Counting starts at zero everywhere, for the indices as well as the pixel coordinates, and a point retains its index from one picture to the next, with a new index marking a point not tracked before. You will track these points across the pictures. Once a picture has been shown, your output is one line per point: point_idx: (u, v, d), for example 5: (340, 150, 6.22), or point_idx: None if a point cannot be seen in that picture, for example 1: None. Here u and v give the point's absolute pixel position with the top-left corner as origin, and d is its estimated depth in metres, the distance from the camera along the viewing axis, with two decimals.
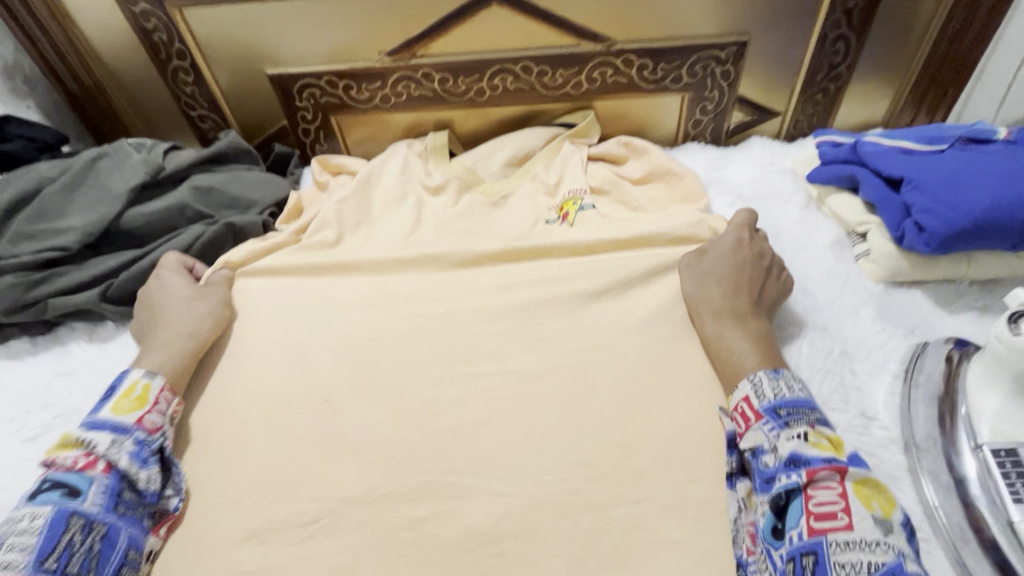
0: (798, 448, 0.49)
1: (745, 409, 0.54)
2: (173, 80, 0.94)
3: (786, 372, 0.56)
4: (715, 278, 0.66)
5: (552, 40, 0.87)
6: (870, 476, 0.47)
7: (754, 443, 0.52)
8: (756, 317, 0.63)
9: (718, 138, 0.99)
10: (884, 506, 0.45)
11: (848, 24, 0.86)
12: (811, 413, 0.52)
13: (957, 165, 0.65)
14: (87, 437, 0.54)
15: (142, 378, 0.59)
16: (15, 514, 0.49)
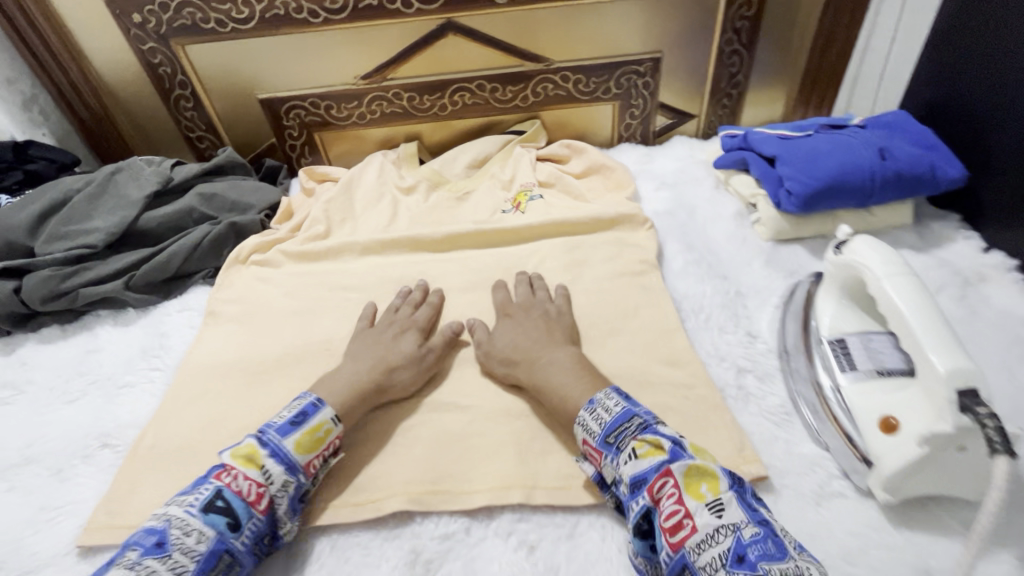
0: (633, 468, 0.50)
1: (591, 450, 0.55)
2: (175, 107, 1.08)
3: (604, 394, 0.57)
4: (515, 342, 0.67)
5: (501, 61, 1.05)
6: (692, 463, 0.49)
7: (610, 478, 0.52)
8: (562, 348, 0.65)
9: (647, 138, 1.17)
10: (709, 488, 0.47)
11: (738, 41, 1.05)
12: (632, 424, 0.53)
13: (817, 143, 0.83)
14: (267, 465, 0.54)
15: (328, 420, 0.59)
16: (182, 513, 0.50)
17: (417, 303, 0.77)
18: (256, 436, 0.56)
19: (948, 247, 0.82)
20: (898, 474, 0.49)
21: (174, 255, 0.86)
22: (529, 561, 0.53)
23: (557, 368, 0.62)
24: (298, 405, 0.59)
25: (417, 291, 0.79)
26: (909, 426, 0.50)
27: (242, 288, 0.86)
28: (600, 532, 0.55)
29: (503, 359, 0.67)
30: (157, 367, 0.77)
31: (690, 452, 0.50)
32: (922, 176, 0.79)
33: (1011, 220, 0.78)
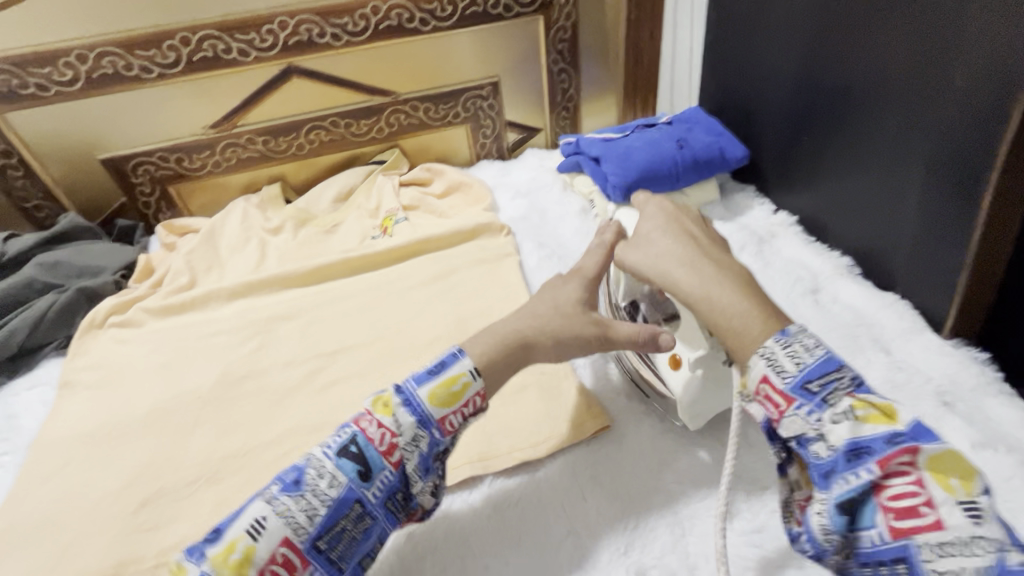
0: (853, 432, 0.42)
1: (769, 392, 0.46)
2: (2, 177, 1.01)
3: (795, 327, 0.47)
4: (664, 242, 0.58)
5: (350, 98, 1.10)
6: (945, 449, 0.39)
7: (797, 432, 0.44)
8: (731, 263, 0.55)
9: (504, 153, 1.27)
10: (966, 483, 0.38)
11: (564, 60, 1.19)
12: (845, 377, 0.44)
13: (631, 142, 0.98)
14: (399, 415, 0.50)
15: (466, 372, 0.53)
16: (319, 454, 0.50)
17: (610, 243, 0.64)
18: (394, 384, 0.53)
19: (747, 213, 0.99)
20: (689, 403, 0.60)
21: (16, 331, 0.82)
22: (409, 548, 0.57)
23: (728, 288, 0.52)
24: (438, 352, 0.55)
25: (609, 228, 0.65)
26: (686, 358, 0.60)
27: (99, 353, 0.82)
28: (471, 508, 0.61)
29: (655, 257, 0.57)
30: (8, 450, 0.72)
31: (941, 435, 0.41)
32: (715, 158, 0.96)
33: (784, 185, 0.97)
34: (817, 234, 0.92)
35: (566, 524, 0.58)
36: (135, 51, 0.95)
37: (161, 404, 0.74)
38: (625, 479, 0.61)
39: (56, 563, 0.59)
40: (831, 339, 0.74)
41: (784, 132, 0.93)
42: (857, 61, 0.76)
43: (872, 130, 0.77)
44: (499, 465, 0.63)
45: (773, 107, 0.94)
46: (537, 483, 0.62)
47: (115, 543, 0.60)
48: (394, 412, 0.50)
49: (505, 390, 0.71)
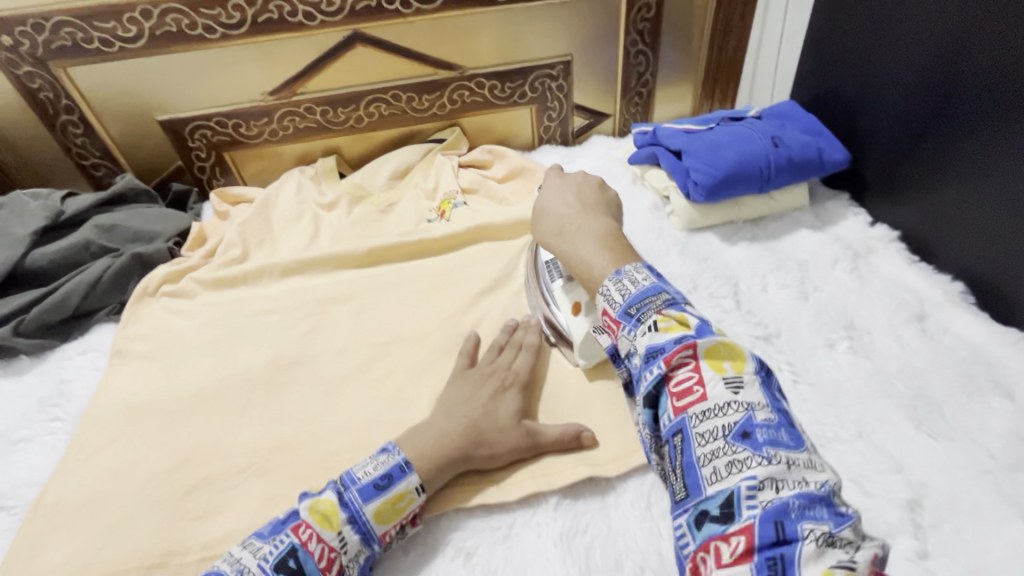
0: (652, 338, 0.43)
1: (609, 322, 0.48)
2: (63, 133, 1.00)
3: (631, 266, 0.50)
4: (550, 207, 0.65)
5: (414, 71, 1.04)
6: (717, 340, 0.42)
7: (624, 351, 0.46)
8: (597, 217, 0.62)
9: (567, 138, 1.20)
10: (733, 364, 0.41)
11: (643, 42, 1.09)
12: (659, 299, 0.46)
13: (716, 135, 0.90)
14: (343, 530, 0.49)
15: (412, 488, 0.53)
16: (255, 567, 0.46)
17: (522, 341, 0.69)
18: (336, 491, 0.51)
19: (841, 223, 0.90)
20: (582, 346, 0.66)
21: (71, 294, 0.80)
22: (466, 569, 0.53)
23: (585, 235, 0.59)
24: (385, 462, 0.54)
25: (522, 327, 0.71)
26: (586, 304, 0.66)
27: (152, 324, 0.80)
28: (535, 530, 0.55)
29: (542, 221, 0.65)
30: (58, 417, 0.71)
31: (722, 332, 0.43)
32: (811, 160, 0.87)
33: (888, 195, 0.87)
34: (923, 253, 0.83)
35: (639, 561, 0.52)
36: (199, 9, 0.90)
37: (208, 385, 0.71)
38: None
39: (104, 542, 0.57)
40: (943, 377, 0.66)
41: (898, 135, 0.83)
42: (998, 59, 0.67)
43: (1009, 141, 0.67)
44: (563, 487, 0.58)
45: (888, 106, 0.84)
46: (607, 510, 0.56)
47: (161, 530, 0.58)
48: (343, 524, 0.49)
49: (569, 402, 0.66)
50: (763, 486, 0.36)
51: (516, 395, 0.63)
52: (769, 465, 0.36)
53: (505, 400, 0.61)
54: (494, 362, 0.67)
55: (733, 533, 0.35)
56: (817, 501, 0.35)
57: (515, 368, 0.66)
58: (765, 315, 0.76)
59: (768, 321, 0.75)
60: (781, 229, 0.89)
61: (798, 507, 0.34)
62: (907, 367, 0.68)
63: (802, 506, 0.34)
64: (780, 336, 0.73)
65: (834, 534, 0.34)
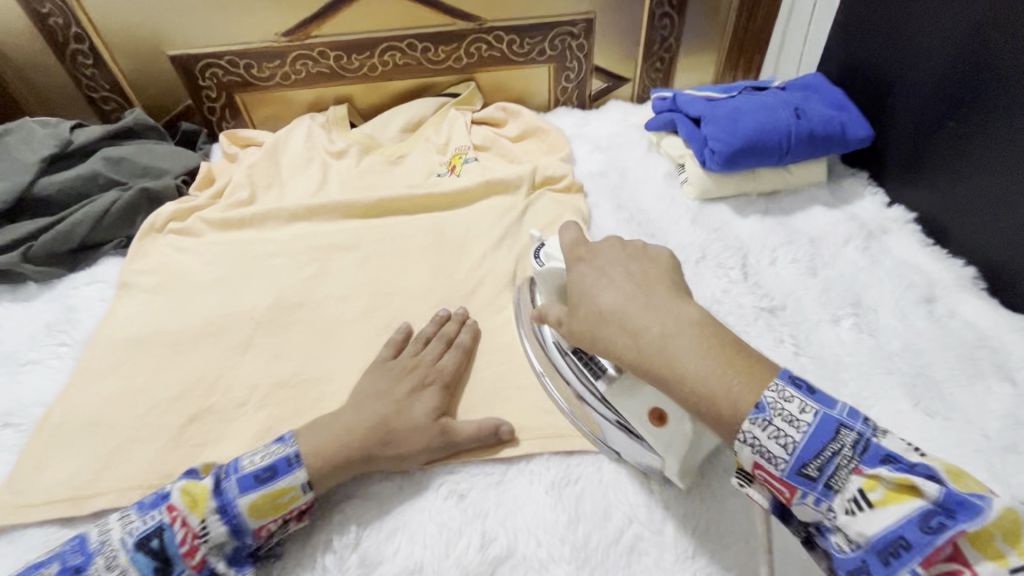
0: (869, 522, 0.37)
1: (767, 476, 0.41)
2: (71, 64, 0.98)
3: (776, 388, 0.41)
4: (602, 304, 0.49)
5: (432, 20, 1.01)
6: (979, 518, 0.34)
7: (814, 520, 0.41)
8: (676, 304, 0.47)
9: (584, 101, 1.17)
10: (1009, 546, 0.33)
11: (669, 4, 1.05)
12: (844, 445, 0.39)
13: (738, 104, 0.87)
14: (210, 519, 0.48)
15: (292, 484, 0.51)
16: (118, 541, 0.47)
17: (450, 336, 0.67)
18: (218, 476, 0.51)
19: (857, 202, 0.88)
20: (681, 462, 0.51)
21: (78, 225, 0.80)
22: (459, 509, 0.54)
23: (679, 340, 0.44)
24: (274, 454, 0.53)
25: (452, 321, 0.69)
26: (671, 413, 0.51)
27: (158, 259, 0.80)
28: (527, 477, 0.56)
29: (595, 321, 0.49)
30: (64, 342, 0.72)
31: (972, 492, 0.35)
32: (833, 135, 0.85)
33: (909, 177, 0.85)
34: (938, 237, 0.81)
35: (627, 510, 0.53)
36: None
37: (211, 321, 0.72)
38: (721, 546, 0.51)
39: (108, 462, 0.59)
40: (946, 359, 0.66)
41: (929, 112, 0.80)
42: None
43: None
44: (559, 439, 0.58)
45: (921, 82, 0.80)
46: (600, 463, 0.57)
47: (162, 454, 0.59)
48: (206, 511, 0.48)
49: None
50: None
51: (436, 392, 0.60)
52: None
53: (426, 395, 0.59)
54: (417, 355, 0.64)
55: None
56: None
57: (440, 366, 0.63)
58: (772, 289, 0.75)
59: (774, 294, 0.75)
60: (795, 204, 0.88)
61: None
62: (910, 346, 0.67)
63: None
64: (785, 309, 0.73)
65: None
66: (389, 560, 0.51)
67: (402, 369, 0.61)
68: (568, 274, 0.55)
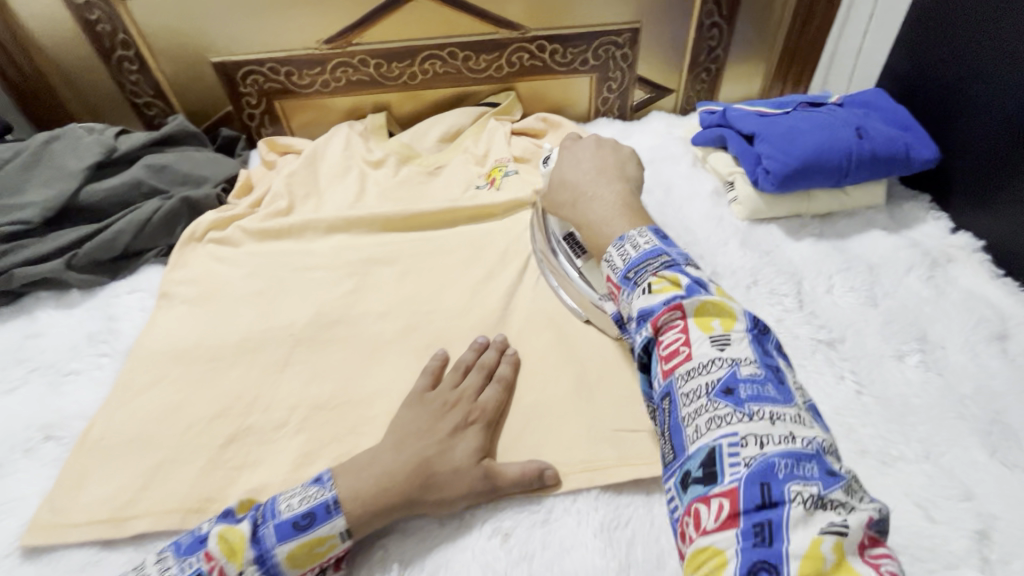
0: (645, 301, 0.48)
1: (612, 287, 0.54)
2: (117, 69, 0.99)
3: (632, 233, 0.55)
4: (566, 176, 0.69)
5: (474, 28, 0.99)
6: (705, 300, 0.46)
7: (625, 313, 0.52)
8: (612, 185, 0.65)
9: (625, 112, 1.14)
10: (721, 323, 0.45)
11: (720, 13, 1.01)
12: (658, 261, 0.51)
13: (794, 121, 0.83)
14: (248, 569, 0.47)
15: (333, 533, 0.49)
16: None
17: (491, 367, 0.64)
18: (255, 522, 0.49)
19: (919, 227, 0.83)
20: None
21: (121, 233, 0.80)
22: (504, 550, 0.52)
23: (596, 202, 0.64)
24: (313, 498, 0.50)
25: (491, 349, 0.66)
26: None
27: (198, 269, 0.80)
28: (574, 518, 0.54)
29: (557, 192, 0.69)
30: (106, 353, 0.72)
31: (713, 291, 0.48)
32: (896, 156, 0.80)
33: (980, 203, 0.80)
34: (1010, 268, 0.76)
35: (681, 560, 0.50)
36: None
37: (249, 336, 0.71)
38: None
39: (147, 482, 0.58)
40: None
41: (1003, 135, 0.75)
42: None
43: None
44: (607, 478, 0.56)
45: (994, 103, 0.75)
46: (651, 506, 0.55)
47: (200, 476, 0.59)
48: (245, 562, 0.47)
49: (613, 393, 0.63)
50: (747, 443, 0.39)
51: (478, 432, 0.57)
52: (751, 422, 0.39)
53: (467, 436, 0.56)
54: (458, 387, 0.61)
55: (716, 494, 0.38)
56: (805, 460, 0.38)
57: (481, 402, 0.60)
58: (828, 318, 0.72)
59: (833, 325, 0.71)
60: (852, 227, 0.84)
61: (782, 467, 0.37)
62: (983, 388, 0.63)
63: (787, 465, 0.37)
64: (844, 342, 0.69)
65: (825, 496, 0.36)
66: None
67: (442, 404, 0.58)
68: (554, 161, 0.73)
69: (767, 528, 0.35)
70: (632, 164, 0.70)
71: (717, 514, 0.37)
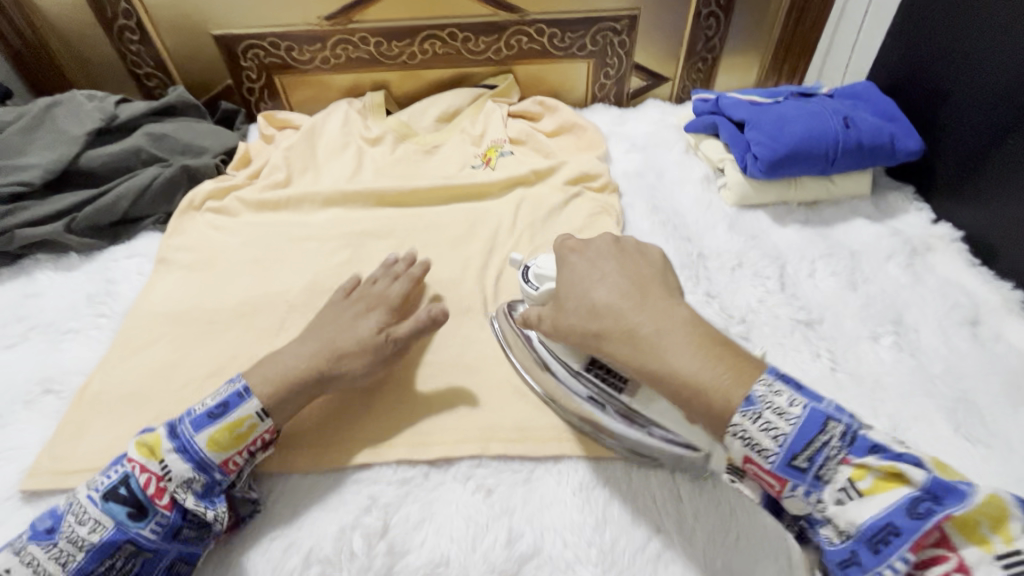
0: (863, 512, 0.38)
1: (757, 470, 0.42)
2: (119, 38, 1.00)
3: (760, 387, 0.41)
4: (595, 298, 0.51)
5: (474, 9, 1.00)
6: (969, 508, 0.36)
7: (808, 511, 0.41)
8: (670, 304, 0.48)
9: (621, 99, 1.15)
10: (996, 529, 0.35)
11: (716, 3, 1.03)
12: (833, 435, 0.40)
13: (785, 110, 0.85)
14: (169, 461, 0.50)
15: (246, 412, 0.53)
16: (84, 498, 0.48)
17: (399, 271, 0.70)
18: (170, 426, 0.52)
19: (902, 217, 0.85)
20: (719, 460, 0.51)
21: (121, 198, 0.82)
22: (486, 504, 0.54)
23: (675, 341, 0.45)
24: (222, 393, 0.54)
25: (400, 262, 0.71)
26: None
27: (196, 236, 0.81)
28: (555, 477, 0.56)
29: (588, 320, 0.51)
30: (104, 314, 0.73)
31: (956, 479, 0.37)
32: (882, 147, 0.82)
33: (959, 194, 0.82)
34: (986, 257, 0.79)
35: (655, 518, 0.53)
36: None
37: (245, 301, 0.73)
38: (754, 561, 0.50)
39: None
40: (988, 384, 0.64)
41: (984, 128, 0.77)
42: None
43: None
44: (589, 442, 0.58)
45: (976, 96, 0.78)
46: (629, 469, 0.57)
47: None
48: (166, 454, 0.50)
49: None
50: None
51: (381, 311, 0.64)
52: None
53: (370, 317, 0.63)
54: (364, 286, 0.67)
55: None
56: None
57: (386, 293, 0.66)
58: (809, 301, 0.74)
59: (813, 307, 0.73)
60: (836, 216, 0.86)
61: None
62: (953, 369, 0.66)
63: None
64: (823, 323, 0.71)
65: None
66: (416, 550, 0.51)
67: (351, 299, 0.65)
68: (563, 274, 0.56)
69: None
70: (668, 265, 0.55)
71: None
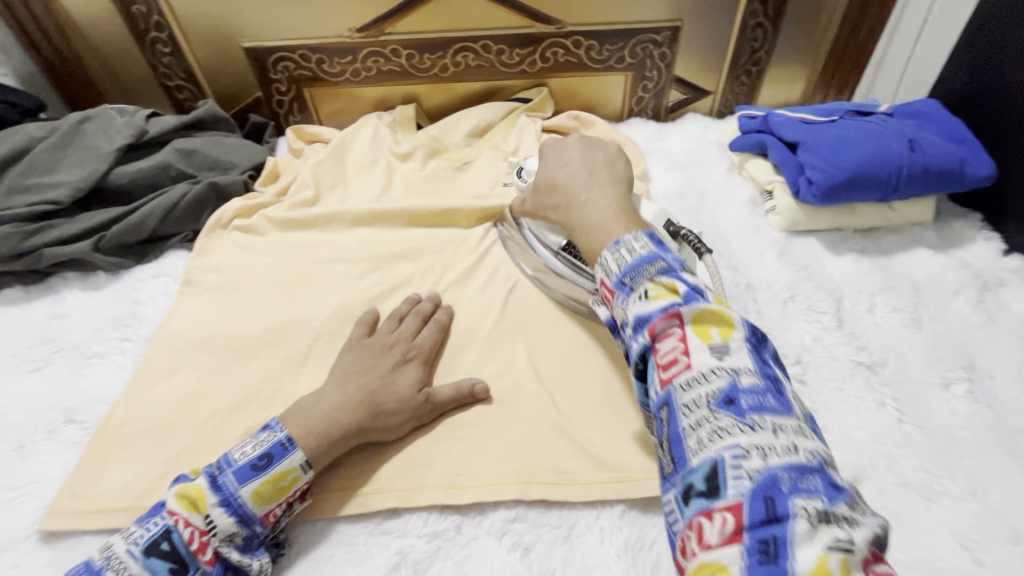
0: (641, 308, 0.44)
1: (607, 292, 0.48)
2: (151, 51, 0.99)
3: (629, 238, 0.49)
4: (555, 177, 0.65)
5: (509, 21, 0.97)
6: (704, 307, 0.42)
7: (619, 321, 0.47)
8: (604, 187, 0.60)
9: (659, 113, 1.10)
10: (720, 331, 0.41)
11: (765, 14, 0.97)
12: (654, 266, 0.46)
13: (841, 130, 0.80)
14: (213, 514, 0.47)
15: (291, 464, 0.51)
16: (123, 553, 0.45)
17: (427, 314, 0.68)
18: (211, 474, 0.49)
19: (969, 247, 0.79)
20: None
21: (149, 217, 0.80)
22: (523, 565, 0.50)
23: (595, 207, 0.58)
24: (265, 442, 0.51)
25: (425, 302, 0.69)
26: None
27: (222, 257, 0.79)
28: (597, 535, 0.52)
29: (550, 195, 0.65)
30: (129, 337, 0.71)
31: (712, 298, 0.43)
32: (950, 172, 0.76)
33: None
34: None
35: None
36: None
37: (270, 326, 0.70)
38: None
39: (166, 471, 0.58)
40: None
41: None
42: None
43: None
44: (634, 495, 0.54)
45: None
46: None
47: None
48: (211, 507, 0.47)
49: (640, 407, 0.61)
50: (749, 455, 0.35)
51: (417, 366, 0.62)
52: (753, 435, 0.36)
53: (407, 370, 0.61)
54: (394, 331, 0.65)
55: (721, 509, 0.35)
56: (812, 474, 0.35)
57: (418, 342, 0.64)
58: (869, 339, 0.68)
59: (873, 347, 0.68)
60: (895, 245, 0.80)
61: (790, 482, 0.34)
62: None
63: (791, 479, 0.34)
64: (886, 365, 0.66)
65: (831, 512, 0.33)
66: None
67: (380, 346, 0.62)
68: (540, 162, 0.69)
69: (772, 545, 0.32)
70: (621, 160, 0.66)
71: (720, 531, 0.34)
